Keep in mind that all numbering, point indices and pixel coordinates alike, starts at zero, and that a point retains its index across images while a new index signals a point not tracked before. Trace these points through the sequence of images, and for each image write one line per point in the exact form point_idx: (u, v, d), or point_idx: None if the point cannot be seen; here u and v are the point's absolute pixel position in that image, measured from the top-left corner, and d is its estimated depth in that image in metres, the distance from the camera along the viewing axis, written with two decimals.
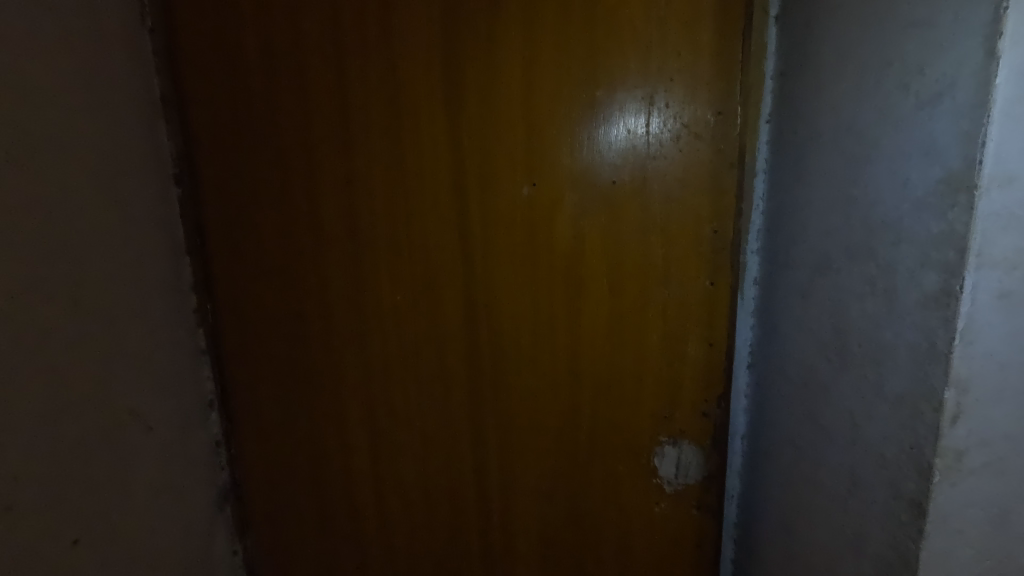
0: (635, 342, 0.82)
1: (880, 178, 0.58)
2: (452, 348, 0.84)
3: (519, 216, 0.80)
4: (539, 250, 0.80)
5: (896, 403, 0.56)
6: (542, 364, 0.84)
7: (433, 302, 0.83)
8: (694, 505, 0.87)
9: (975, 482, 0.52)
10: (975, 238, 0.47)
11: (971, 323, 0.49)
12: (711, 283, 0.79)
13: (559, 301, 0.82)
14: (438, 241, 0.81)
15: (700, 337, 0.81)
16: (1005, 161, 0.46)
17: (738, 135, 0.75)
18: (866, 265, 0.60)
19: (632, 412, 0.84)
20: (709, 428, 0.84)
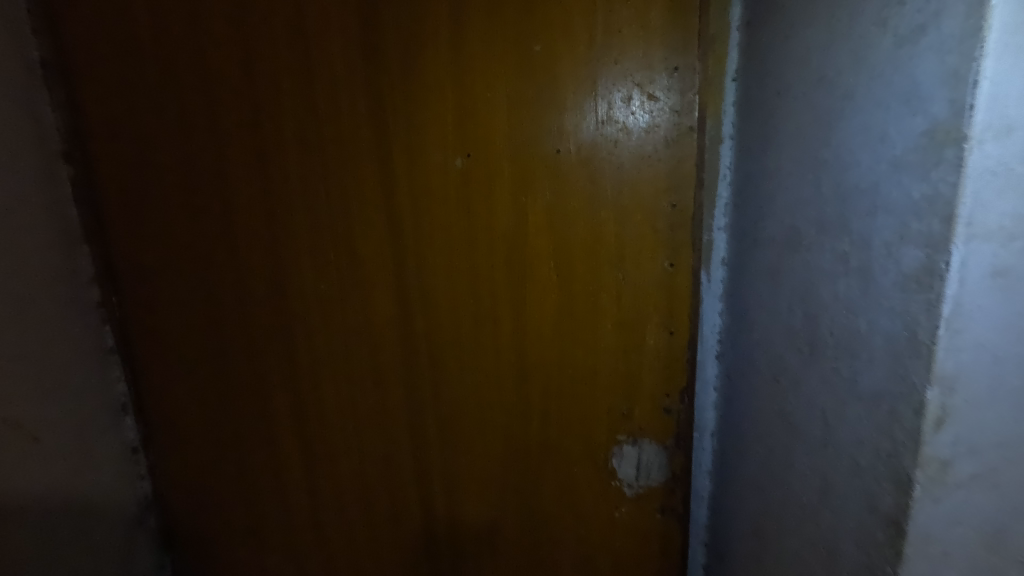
0: (588, 332, 0.73)
1: (854, 135, 0.49)
2: (386, 342, 0.76)
3: (453, 191, 0.70)
4: (476, 231, 0.71)
5: (870, 402, 0.48)
6: (486, 359, 0.75)
7: (360, 289, 0.74)
8: (658, 508, 0.79)
9: (962, 496, 0.44)
10: (963, 204, 0.38)
11: (959, 308, 0.40)
12: (670, 264, 0.70)
13: (501, 288, 0.73)
14: (363, 221, 0.72)
15: (659, 325, 0.72)
16: (1001, 106, 0.36)
17: (697, 94, 0.66)
18: (838, 241, 0.51)
19: (587, 410, 0.76)
20: (672, 426, 0.75)
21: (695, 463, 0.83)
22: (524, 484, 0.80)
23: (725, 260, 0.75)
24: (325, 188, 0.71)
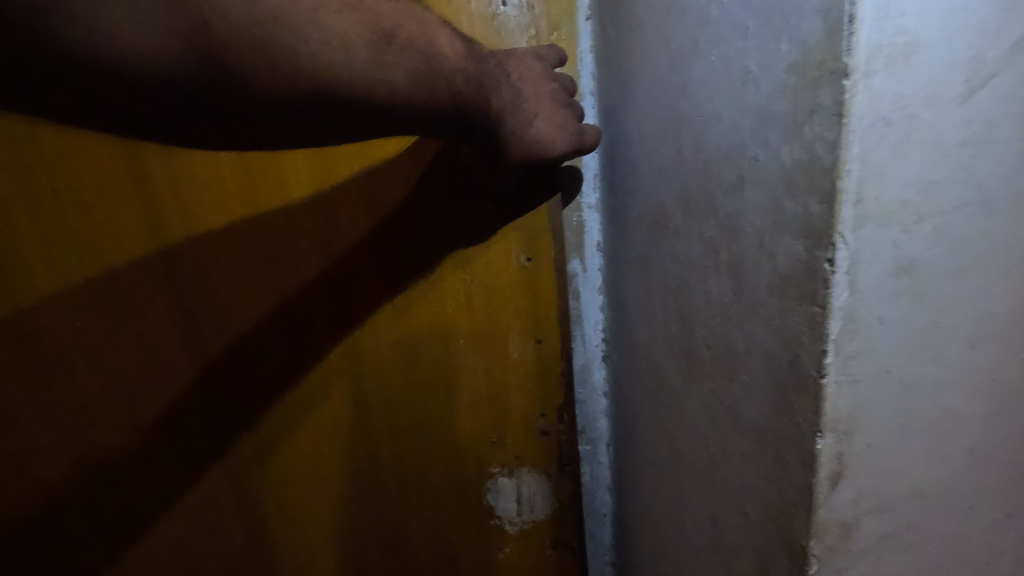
0: (437, 349, 0.59)
1: (711, 76, 0.35)
2: (160, 397, 0.56)
3: (238, 189, 0.53)
4: (272, 238, 0.54)
5: (754, 439, 0.36)
6: (310, 398, 0.58)
7: (125, 335, 0.55)
8: (549, 545, 0.64)
9: (870, 565, 0.32)
10: (848, 174, 0.25)
11: (851, 324, 0.27)
12: (527, 259, 0.57)
13: (315, 307, 0.56)
14: (116, 242, 0.53)
15: (523, 335, 0.59)
16: (893, 15, 0.23)
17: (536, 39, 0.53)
18: (704, 224, 0.38)
19: (449, 444, 0.61)
20: (553, 448, 0.62)
21: (592, 481, 0.71)
22: (378, 548, 0.63)
23: (600, 245, 0.62)
24: (78, 208, 0.52)
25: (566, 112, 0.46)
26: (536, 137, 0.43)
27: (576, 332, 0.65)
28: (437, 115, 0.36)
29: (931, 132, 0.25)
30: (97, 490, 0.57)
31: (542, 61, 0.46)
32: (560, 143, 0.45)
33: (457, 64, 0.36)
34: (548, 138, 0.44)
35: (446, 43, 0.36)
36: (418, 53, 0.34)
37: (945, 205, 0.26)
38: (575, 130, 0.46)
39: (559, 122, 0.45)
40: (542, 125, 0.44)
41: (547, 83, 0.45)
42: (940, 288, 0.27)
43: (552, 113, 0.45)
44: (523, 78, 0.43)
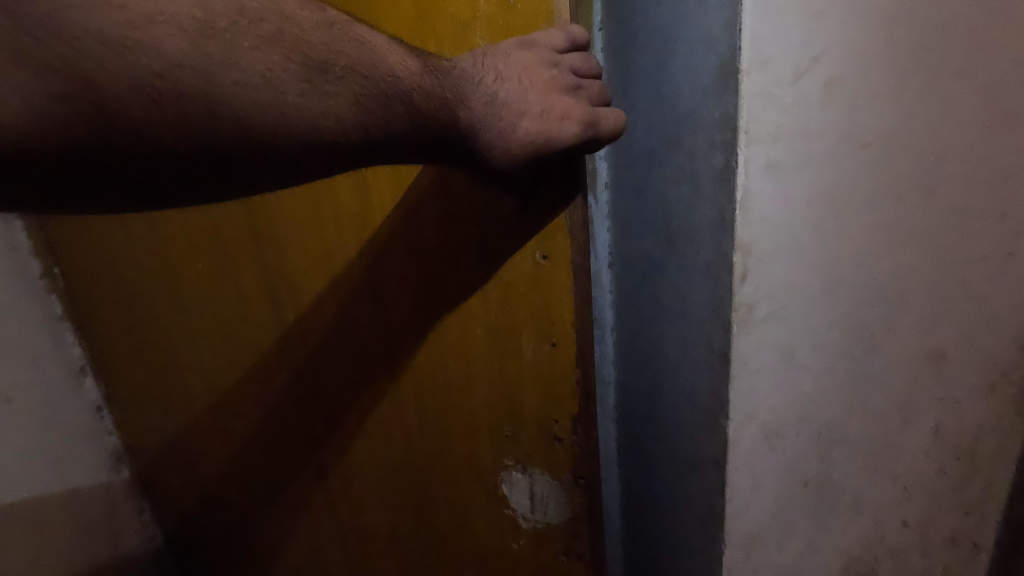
0: (461, 331, 0.74)
1: (682, 69, 0.63)
2: (275, 368, 0.93)
3: (308, 239, 0.81)
4: (329, 262, 0.80)
5: (704, 271, 0.65)
6: (375, 344, 0.82)
7: (254, 339, 0.94)
8: (558, 546, 0.76)
9: (764, 328, 0.62)
10: (743, 117, 0.54)
11: (747, 192, 0.56)
12: (543, 257, 0.65)
13: (361, 285, 0.79)
14: (245, 279, 0.90)
15: (537, 334, 0.69)
16: (759, 47, 0.52)
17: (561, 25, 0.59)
18: (678, 155, 0.67)
19: (473, 415, 0.78)
20: (569, 456, 0.71)
21: (601, 356, 0.99)
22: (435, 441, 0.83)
23: (608, 183, 0.90)
24: (226, 277, 0.92)
25: (566, 98, 0.54)
26: (539, 131, 0.52)
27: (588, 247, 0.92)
28: (399, 138, 0.45)
29: (780, 97, 0.54)
30: (245, 418, 1.01)
31: (536, 55, 0.54)
32: (563, 133, 0.52)
33: (410, 86, 0.45)
34: (551, 128, 0.52)
35: (401, 65, 0.45)
36: (375, 89, 0.42)
37: (789, 132, 0.55)
38: (580, 116, 0.53)
39: (563, 110, 0.53)
40: (540, 124, 0.52)
41: (541, 79, 0.53)
42: (789, 175, 0.57)
43: (547, 110, 0.52)
44: (507, 89, 0.52)
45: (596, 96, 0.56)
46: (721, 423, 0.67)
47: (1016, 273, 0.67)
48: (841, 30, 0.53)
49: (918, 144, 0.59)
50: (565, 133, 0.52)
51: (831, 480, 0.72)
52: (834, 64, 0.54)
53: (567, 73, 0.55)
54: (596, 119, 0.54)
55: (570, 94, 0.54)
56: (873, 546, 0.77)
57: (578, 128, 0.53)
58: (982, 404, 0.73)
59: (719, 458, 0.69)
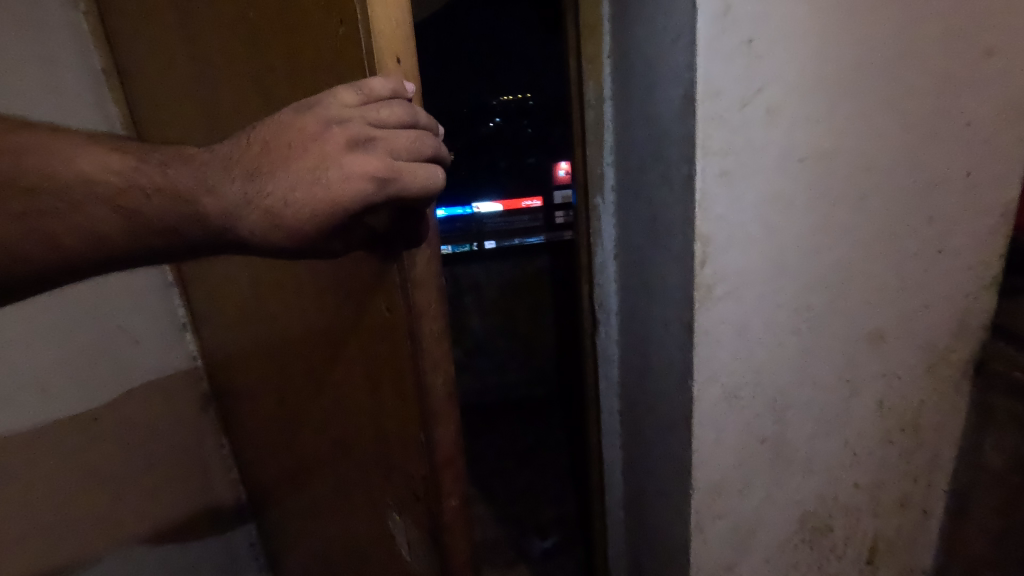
0: (342, 383, 0.75)
1: (662, 96, 0.79)
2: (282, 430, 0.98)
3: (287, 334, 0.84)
4: (306, 357, 0.81)
5: (678, 259, 0.80)
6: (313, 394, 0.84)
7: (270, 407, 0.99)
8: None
9: (722, 305, 0.77)
10: (699, 136, 0.69)
11: (705, 195, 0.71)
12: (385, 310, 0.62)
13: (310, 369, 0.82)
14: (254, 358, 0.98)
15: (394, 392, 0.66)
16: (711, 82, 0.67)
17: (394, 63, 0.52)
18: (659, 166, 0.83)
19: (364, 465, 0.77)
20: (424, 514, 0.68)
21: (605, 336, 1.18)
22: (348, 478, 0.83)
23: (614, 186, 1.07)
24: (242, 349, 1.01)
25: (351, 158, 0.46)
26: (320, 205, 0.46)
27: (598, 241, 1.12)
28: (137, 254, 0.46)
29: (729, 120, 0.69)
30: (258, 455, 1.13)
31: (316, 117, 0.46)
32: (344, 205, 0.46)
33: (138, 203, 0.44)
34: (333, 198, 0.46)
35: (120, 180, 0.44)
36: (94, 222, 0.44)
37: (737, 147, 0.70)
38: (361, 182, 0.46)
39: (345, 174, 0.46)
40: (313, 197, 0.46)
41: (320, 147, 0.46)
42: (738, 183, 0.71)
43: (323, 180, 0.46)
44: (274, 170, 0.46)
45: (397, 148, 0.48)
46: (688, 384, 0.82)
47: (946, 270, 0.80)
48: (780, 70, 0.68)
49: (847, 159, 0.73)
50: (345, 206, 0.46)
51: (786, 440, 0.85)
52: (773, 95, 0.69)
53: (355, 133, 0.46)
54: (395, 180, 0.47)
55: (363, 152, 0.47)
56: (826, 502, 0.90)
57: (363, 197, 0.46)
58: (922, 382, 0.86)
59: (688, 415, 0.83)
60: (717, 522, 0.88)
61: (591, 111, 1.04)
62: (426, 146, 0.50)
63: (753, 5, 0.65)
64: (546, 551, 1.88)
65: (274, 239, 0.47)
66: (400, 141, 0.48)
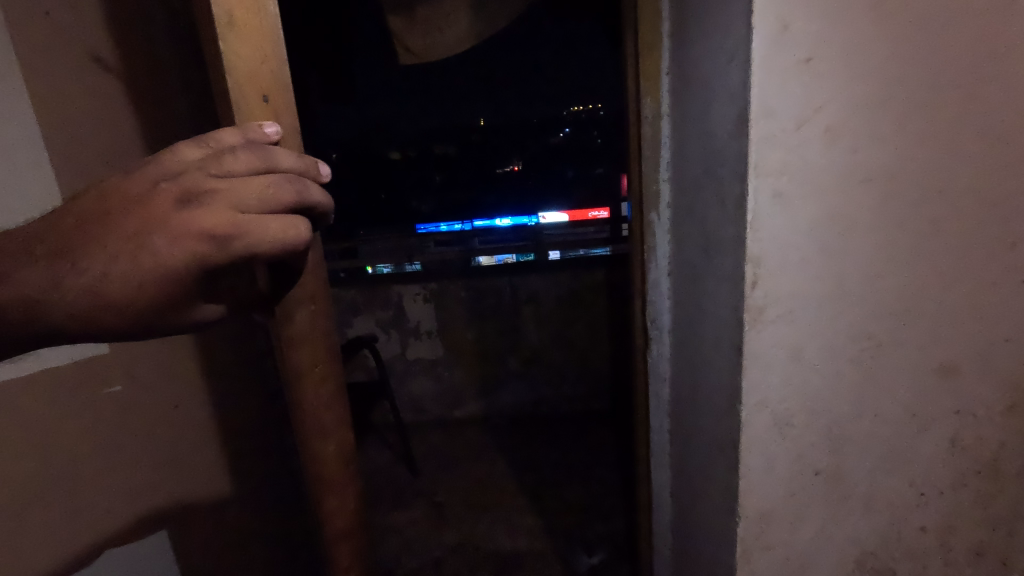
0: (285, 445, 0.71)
1: (718, 113, 0.78)
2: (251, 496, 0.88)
3: None
4: None
5: (730, 279, 0.78)
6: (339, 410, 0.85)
7: None
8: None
9: (774, 329, 0.74)
10: (752, 156, 0.67)
11: (757, 215, 0.69)
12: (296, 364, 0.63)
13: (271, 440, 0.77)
14: None
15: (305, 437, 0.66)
16: (766, 100, 0.66)
17: (259, 101, 0.57)
18: (713, 183, 0.82)
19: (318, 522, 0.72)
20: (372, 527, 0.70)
21: (657, 354, 1.17)
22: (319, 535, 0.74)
23: (669, 203, 1.06)
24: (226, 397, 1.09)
25: (185, 219, 0.52)
26: (151, 266, 0.53)
27: (651, 257, 1.11)
28: None
29: (786, 139, 0.67)
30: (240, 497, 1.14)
31: (148, 188, 0.53)
32: (173, 262, 0.53)
33: None
34: (163, 263, 0.53)
35: None
36: None
37: (794, 167, 0.68)
38: (185, 239, 0.52)
39: (174, 235, 0.52)
40: (138, 261, 0.53)
41: (147, 214, 0.52)
42: (794, 204, 0.69)
43: (148, 246, 0.52)
44: (103, 245, 0.52)
45: (233, 201, 0.52)
46: (736, 407, 0.79)
47: None
48: (840, 89, 0.66)
49: (916, 181, 0.69)
50: (175, 262, 0.53)
51: (843, 474, 0.81)
52: (833, 114, 0.66)
53: (186, 192, 0.52)
54: (228, 232, 0.52)
55: (193, 209, 0.52)
56: (888, 544, 0.84)
57: (192, 252, 0.52)
58: (1001, 422, 0.79)
59: (736, 440, 0.81)
60: (765, 554, 0.84)
61: (647, 127, 1.04)
62: (282, 193, 0.54)
63: (812, 23, 0.64)
64: (592, 568, 1.86)
65: (103, 307, 0.53)
66: (245, 190, 0.52)
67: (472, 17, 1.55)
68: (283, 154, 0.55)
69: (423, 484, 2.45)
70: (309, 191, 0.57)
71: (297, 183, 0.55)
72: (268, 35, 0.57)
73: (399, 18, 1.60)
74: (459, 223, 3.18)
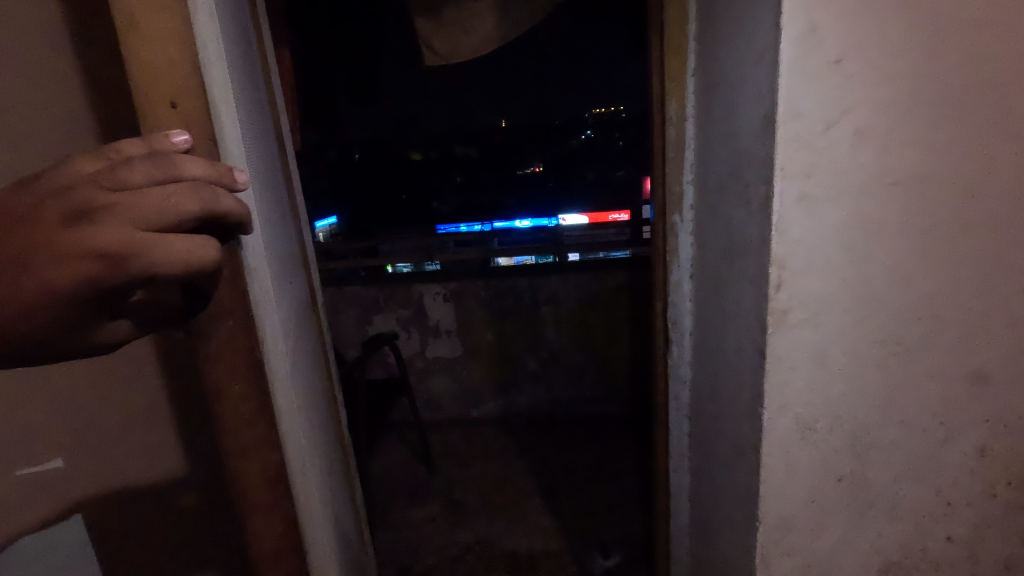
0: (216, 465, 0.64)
1: (744, 115, 0.77)
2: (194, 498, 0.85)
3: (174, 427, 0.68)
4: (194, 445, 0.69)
5: (753, 280, 0.78)
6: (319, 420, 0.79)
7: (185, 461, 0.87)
8: None
9: (797, 332, 0.73)
10: (778, 157, 0.67)
11: (781, 217, 0.69)
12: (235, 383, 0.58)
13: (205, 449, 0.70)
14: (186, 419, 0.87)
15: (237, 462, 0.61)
16: (793, 101, 0.65)
17: (168, 109, 0.53)
18: (738, 185, 0.82)
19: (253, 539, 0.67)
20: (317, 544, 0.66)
21: (678, 355, 1.16)
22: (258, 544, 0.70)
23: (693, 205, 1.06)
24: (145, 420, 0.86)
25: (75, 235, 0.45)
26: (28, 293, 0.45)
27: (673, 258, 1.11)
28: None
29: (812, 141, 0.66)
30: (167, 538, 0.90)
31: (22, 202, 0.45)
32: (56, 287, 0.45)
33: None
34: (53, 286, 0.45)
35: None
36: None
37: (819, 169, 0.67)
38: (68, 258, 0.45)
39: (56, 254, 0.44)
40: (13, 287, 0.44)
41: (21, 231, 0.44)
42: (820, 205, 0.69)
43: (22, 268, 0.44)
44: None
45: (126, 215, 0.46)
46: (757, 409, 0.79)
47: None
48: (869, 91, 0.65)
49: (947, 184, 0.68)
50: (54, 286, 0.45)
51: (867, 480, 0.80)
52: (861, 116, 0.66)
53: (71, 207, 0.45)
54: (120, 249, 0.45)
55: (78, 225, 0.45)
56: (913, 554, 0.83)
57: (78, 273, 0.45)
58: None
59: (757, 443, 0.80)
60: (785, 560, 0.83)
61: (672, 128, 1.04)
62: (183, 203, 0.48)
63: (842, 24, 0.63)
64: (608, 570, 1.85)
65: None
66: (144, 204, 0.46)
67: (498, 18, 1.57)
68: (186, 161, 0.50)
69: (440, 482, 2.47)
70: (220, 200, 0.51)
71: (205, 193, 0.50)
72: (174, 34, 0.52)
73: (426, 20, 1.62)
74: (480, 223, 3.20)
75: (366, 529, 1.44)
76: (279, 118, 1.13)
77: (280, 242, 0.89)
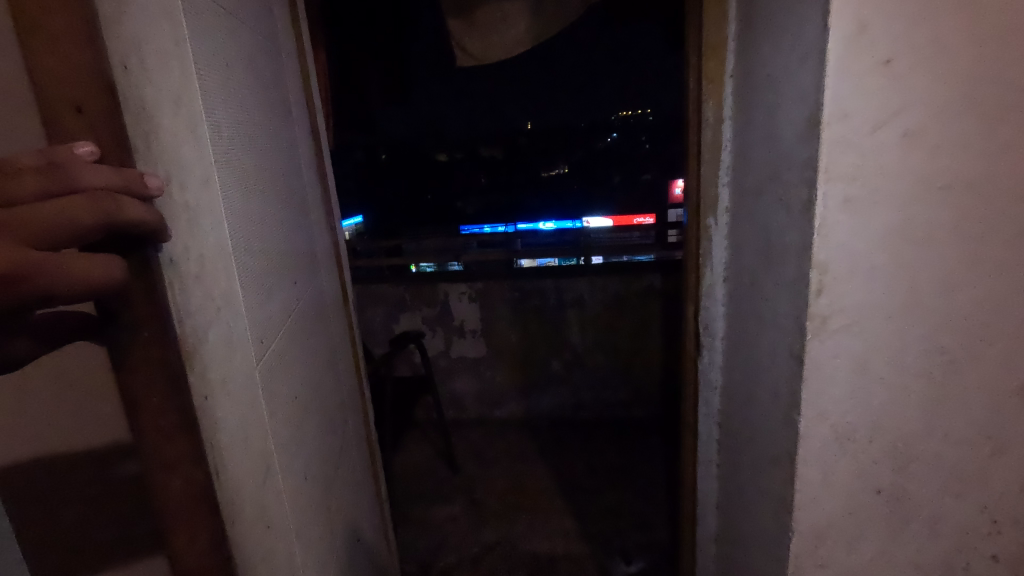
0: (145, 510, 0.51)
1: (786, 117, 0.76)
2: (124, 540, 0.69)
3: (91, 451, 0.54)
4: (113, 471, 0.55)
5: (791, 286, 0.77)
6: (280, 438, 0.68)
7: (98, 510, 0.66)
8: None
9: (838, 339, 0.72)
10: (823, 160, 0.65)
11: (825, 221, 0.67)
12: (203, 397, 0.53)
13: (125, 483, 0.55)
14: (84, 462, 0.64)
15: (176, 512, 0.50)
16: (839, 103, 0.64)
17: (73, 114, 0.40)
18: (777, 188, 0.80)
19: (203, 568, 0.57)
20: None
21: (709, 361, 1.15)
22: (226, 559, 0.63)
23: (728, 208, 1.04)
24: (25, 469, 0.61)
25: None
26: None
27: (707, 262, 1.09)
28: None
29: (858, 143, 0.65)
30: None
31: None
32: None
33: None
34: None
35: None
36: None
37: (864, 172, 0.66)
38: None
39: None
40: None
41: None
42: (865, 210, 0.67)
43: None
44: None
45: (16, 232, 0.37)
46: (794, 417, 0.77)
47: None
48: (920, 93, 0.63)
49: (999, 190, 0.66)
50: None
51: (908, 493, 0.77)
52: (911, 118, 0.64)
53: None
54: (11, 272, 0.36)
55: None
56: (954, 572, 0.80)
57: None
58: None
59: (793, 452, 0.78)
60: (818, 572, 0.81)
61: (708, 131, 1.03)
62: (88, 216, 0.39)
63: (893, 23, 0.62)
64: None
65: None
66: (42, 218, 0.37)
67: (530, 20, 1.57)
68: (81, 166, 0.40)
69: (462, 481, 2.48)
70: (126, 210, 0.42)
71: (103, 203, 0.40)
72: (81, 24, 0.39)
73: (459, 20, 1.62)
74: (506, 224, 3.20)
75: (390, 524, 1.46)
76: (315, 116, 1.15)
77: (281, 236, 0.82)
